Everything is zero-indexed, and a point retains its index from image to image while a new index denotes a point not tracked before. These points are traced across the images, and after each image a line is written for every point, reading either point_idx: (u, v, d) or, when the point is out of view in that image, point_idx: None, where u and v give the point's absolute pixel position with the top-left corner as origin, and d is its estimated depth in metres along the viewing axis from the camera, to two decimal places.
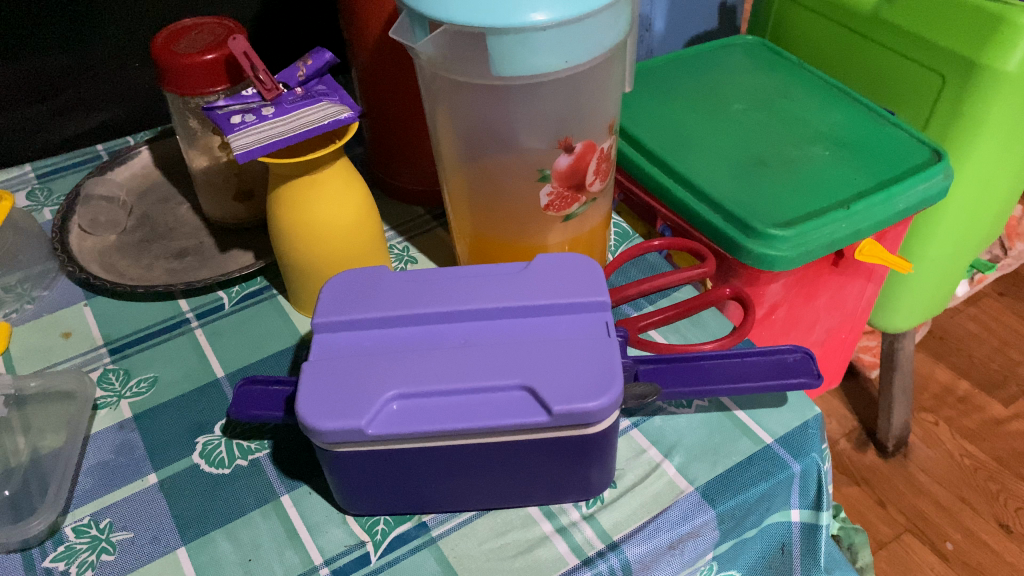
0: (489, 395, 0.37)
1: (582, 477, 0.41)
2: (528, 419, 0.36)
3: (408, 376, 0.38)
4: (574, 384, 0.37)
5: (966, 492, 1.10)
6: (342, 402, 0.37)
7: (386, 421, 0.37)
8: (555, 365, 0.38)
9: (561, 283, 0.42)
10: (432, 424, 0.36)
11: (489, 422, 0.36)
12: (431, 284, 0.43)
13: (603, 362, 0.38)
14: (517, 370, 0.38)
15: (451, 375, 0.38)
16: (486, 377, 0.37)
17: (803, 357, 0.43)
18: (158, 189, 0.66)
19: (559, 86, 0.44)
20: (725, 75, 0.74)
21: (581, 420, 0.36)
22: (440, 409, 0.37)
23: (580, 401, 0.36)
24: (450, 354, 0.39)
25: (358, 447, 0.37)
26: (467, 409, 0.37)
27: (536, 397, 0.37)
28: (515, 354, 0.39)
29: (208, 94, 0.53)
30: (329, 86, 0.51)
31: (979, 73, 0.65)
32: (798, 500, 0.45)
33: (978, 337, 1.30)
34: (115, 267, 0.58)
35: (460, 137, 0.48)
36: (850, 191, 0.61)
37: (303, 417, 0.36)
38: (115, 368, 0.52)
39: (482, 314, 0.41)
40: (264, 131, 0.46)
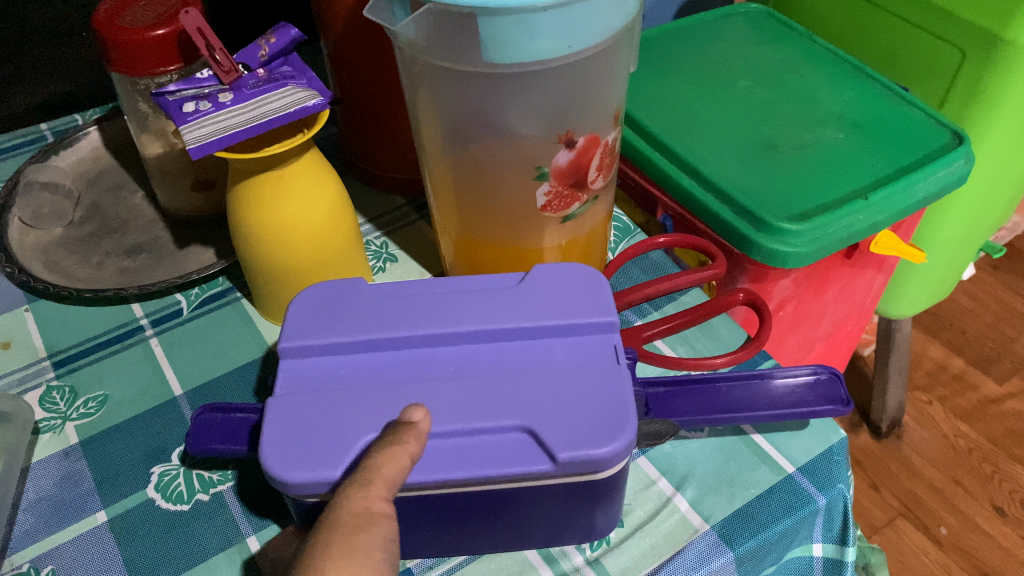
0: (484, 437, 0.32)
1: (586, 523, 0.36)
2: (529, 467, 0.31)
3: (389, 415, 0.33)
4: (581, 427, 0.32)
5: (960, 475, 1.08)
6: (313, 449, 0.32)
7: None
8: (558, 402, 0.33)
9: (561, 299, 0.37)
10: (418, 472, 0.31)
11: (484, 471, 0.31)
12: (416, 301, 0.38)
13: (613, 397, 0.33)
14: (516, 408, 0.33)
15: (438, 414, 0.33)
16: (480, 417, 0.33)
17: (830, 380, 0.39)
18: (109, 176, 0.60)
19: (559, 74, 0.39)
20: (727, 48, 0.68)
21: (589, 468, 0.31)
22: (427, 454, 0.32)
23: (589, 447, 0.31)
24: (438, 388, 0.34)
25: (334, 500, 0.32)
26: (459, 454, 0.32)
27: (536, 440, 0.32)
28: (512, 388, 0.34)
29: (158, 75, 0.47)
30: (296, 67, 0.45)
31: (1001, 49, 0.61)
32: (821, 534, 0.41)
33: (972, 313, 1.27)
34: (60, 267, 0.52)
35: (444, 127, 0.42)
36: (866, 179, 0.57)
37: (268, 465, 0.31)
38: (59, 385, 0.47)
39: (473, 337, 0.36)
40: (220, 121, 0.40)
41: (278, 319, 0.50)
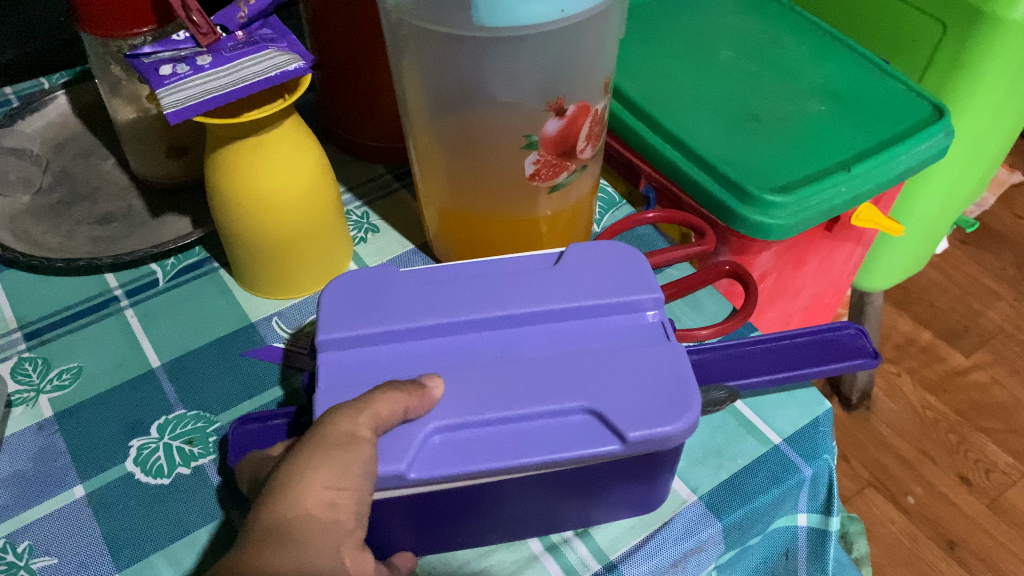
0: (543, 422, 0.32)
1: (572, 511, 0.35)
2: (600, 449, 0.31)
3: (447, 402, 0.32)
4: (643, 403, 0.32)
5: (927, 445, 1.10)
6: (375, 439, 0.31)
7: (428, 461, 0.31)
8: (619, 379, 0.33)
9: (601, 276, 0.37)
10: (479, 462, 0.30)
11: (549, 456, 0.30)
12: (453, 285, 0.37)
13: (673, 372, 0.33)
14: (578, 388, 0.32)
15: (494, 400, 0.32)
16: (541, 400, 0.32)
17: (855, 335, 0.40)
18: (79, 141, 0.58)
19: (549, 41, 0.38)
20: (710, 18, 0.67)
21: (654, 446, 0.31)
22: (489, 443, 0.31)
23: (655, 425, 0.31)
24: (484, 375, 0.33)
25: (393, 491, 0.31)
26: (521, 442, 0.31)
27: (601, 421, 0.32)
28: (551, 370, 0.33)
29: (133, 36, 0.45)
30: (276, 30, 0.44)
31: (982, 22, 0.61)
32: (806, 504, 0.41)
33: (940, 286, 1.29)
34: (29, 235, 0.50)
35: (431, 94, 0.41)
36: (849, 152, 0.57)
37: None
38: (32, 356, 0.45)
39: (515, 320, 0.36)
40: (200, 84, 0.39)
41: (283, 293, 0.49)
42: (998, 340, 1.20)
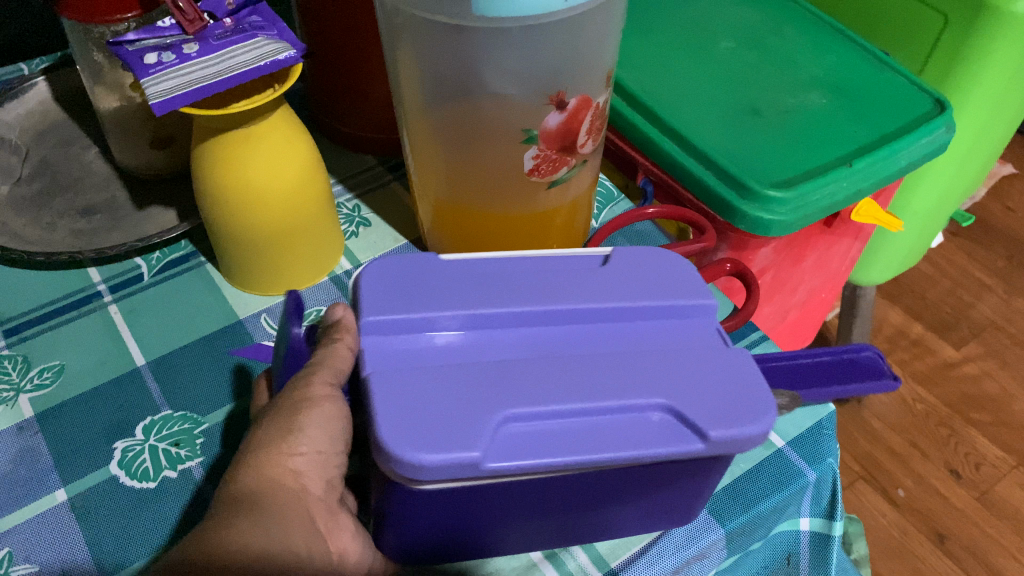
0: (619, 416, 0.29)
1: (575, 521, 0.34)
2: (680, 447, 0.29)
3: (518, 390, 0.29)
4: (723, 403, 0.30)
5: (918, 438, 1.10)
6: (444, 425, 0.28)
7: (501, 449, 0.28)
8: (693, 377, 0.31)
9: (647, 280, 0.35)
10: (555, 455, 0.28)
11: (638, 451, 0.28)
12: (502, 279, 0.34)
13: (741, 376, 0.31)
14: (654, 383, 0.30)
15: (569, 388, 0.30)
16: (619, 392, 0.30)
17: (873, 357, 0.39)
18: (60, 130, 0.56)
19: (552, 31, 0.37)
20: (709, 7, 0.66)
21: (730, 448, 0.29)
22: (563, 436, 0.29)
23: (739, 425, 0.29)
24: (548, 364, 0.31)
25: (455, 482, 0.28)
26: (599, 434, 0.29)
27: (679, 419, 0.30)
28: (618, 364, 0.31)
29: (115, 22, 0.43)
30: (266, 17, 0.42)
31: (985, 15, 0.60)
32: (809, 509, 0.40)
33: (931, 278, 1.29)
34: (8, 227, 0.48)
35: (427, 83, 0.40)
36: (850, 146, 0.56)
37: (395, 450, 0.27)
38: (11, 354, 0.44)
39: (569, 313, 0.33)
40: (187, 72, 0.38)
41: (271, 289, 0.47)
42: (988, 333, 1.21)
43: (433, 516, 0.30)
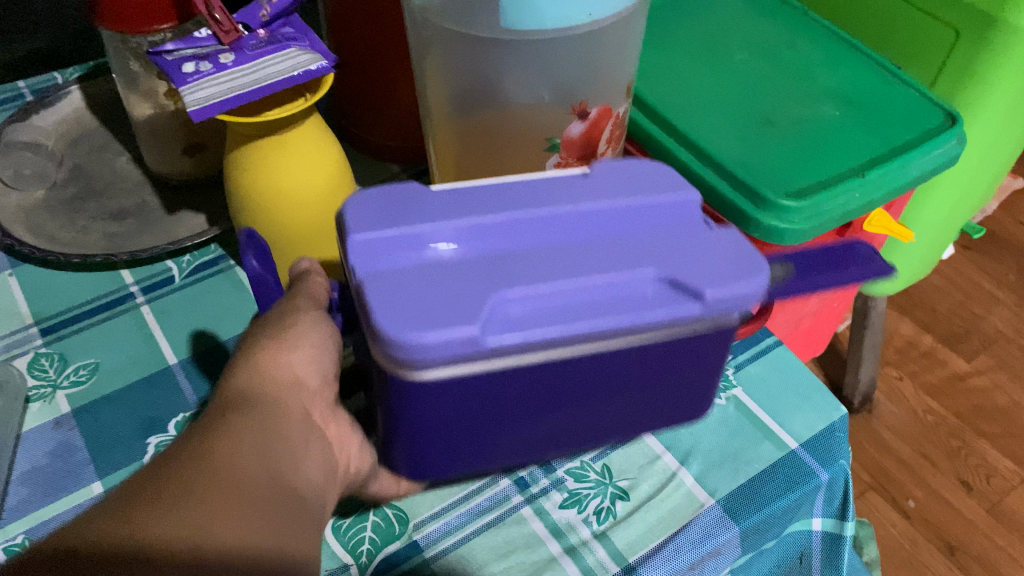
0: (618, 285, 0.28)
1: (573, 439, 0.33)
2: (677, 313, 0.28)
3: (511, 269, 0.28)
4: (710, 265, 0.29)
5: (928, 449, 1.10)
6: (440, 305, 0.26)
7: (501, 322, 0.27)
8: (690, 253, 0.29)
9: (624, 178, 0.32)
10: (558, 326, 0.27)
11: (636, 320, 0.27)
12: (469, 184, 0.31)
13: (737, 251, 0.30)
14: (648, 257, 0.29)
15: (567, 267, 0.28)
16: (615, 266, 0.28)
17: (864, 247, 0.37)
18: (92, 136, 0.58)
19: (576, 44, 0.38)
20: (724, 20, 0.68)
21: (726, 311, 0.29)
22: (565, 310, 0.27)
23: (733, 285, 0.28)
24: (538, 253, 0.29)
25: (462, 369, 0.27)
26: (599, 306, 0.28)
27: (675, 288, 0.28)
28: (608, 250, 0.29)
29: (152, 33, 0.45)
30: (299, 29, 0.44)
31: (997, 30, 0.61)
32: (822, 509, 0.41)
33: (942, 290, 1.30)
34: (44, 230, 0.50)
35: (453, 90, 0.41)
36: (863, 157, 0.57)
37: (398, 337, 0.25)
38: (48, 352, 0.45)
39: (570, 216, 0.30)
40: (224, 81, 0.39)
41: None
42: (999, 345, 1.21)
43: (436, 428, 0.29)
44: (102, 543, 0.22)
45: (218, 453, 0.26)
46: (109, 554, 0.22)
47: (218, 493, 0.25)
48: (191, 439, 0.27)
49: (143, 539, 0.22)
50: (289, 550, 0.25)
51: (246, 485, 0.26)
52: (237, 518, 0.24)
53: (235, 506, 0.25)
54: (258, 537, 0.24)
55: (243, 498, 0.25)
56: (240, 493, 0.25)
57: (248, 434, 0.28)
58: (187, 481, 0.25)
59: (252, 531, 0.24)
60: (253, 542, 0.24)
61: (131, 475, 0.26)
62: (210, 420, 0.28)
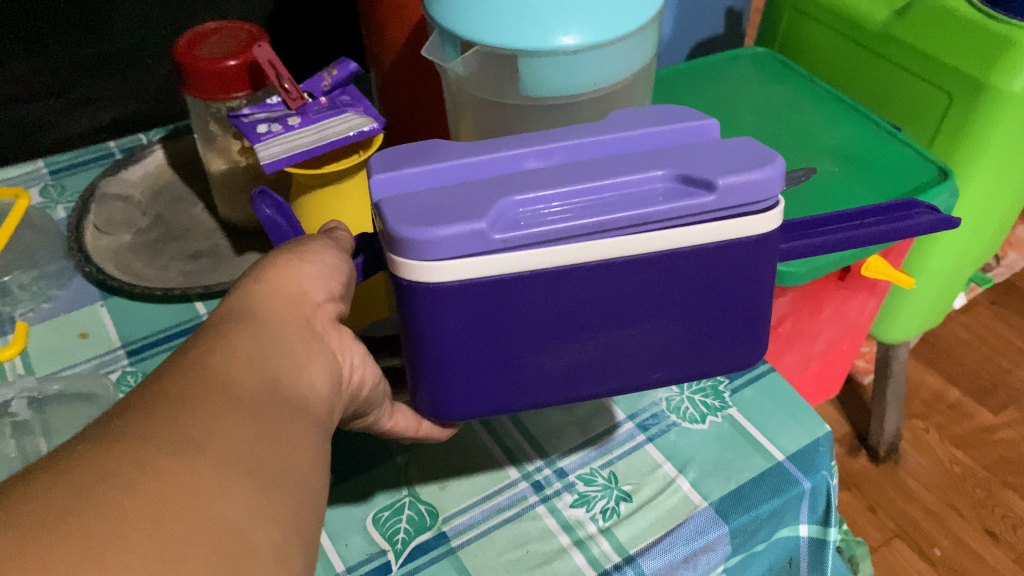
0: (632, 188, 0.32)
1: (603, 359, 0.36)
2: (690, 201, 0.32)
3: (527, 183, 0.32)
4: (725, 161, 0.33)
5: (954, 499, 1.12)
6: (453, 212, 0.31)
7: (508, 225, 0.31)
8: (703, 156, 0.33)
9: (639, 116, 0.37)
10: (567, 222, 0.31)
11: (645, 209, 0.31)
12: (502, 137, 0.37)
13: (750, 151, 0.33)
14: (653, 162, 0.33)
15: (578, 177, 0.33)
16: (628, 174, 0.32)
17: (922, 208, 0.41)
18: (172, 189, 0.66)
19: (585, 107, 0.45)
20: (735, 86, 0.75)
21: (744, 198, 0.32)
22: (573, 207, 0.32)
23: (742, 173, 0.32)
24: (552, 170, 0.34)
25: (480, 265, 0.31)
26: (607, 206, 0.32)
27: (686, 182, 0.32)
28: (620, 163, 0.34)
29: (230, 100, 0.53)
30: (354, 96, 0.52)
31: (984, 94, 0.66)
32: (807, 516, 0.46)
33: (969, 345, 1.32)
34: (131, 268, 0.59)
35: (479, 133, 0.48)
36: (858, 209, 0.62)
37: (413, 235, 0.30)
38: (133, 371, 0.52)
39: (581, 150, 0.35)
40: (291, 141, 0.47)
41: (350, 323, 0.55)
42: None
43: (461, 330, 0.33)
44: (97, 447, 0.23)
45: (212, 364, 0.27)
46: (106, 454, 0.23)
47: (210, 404, 0.26)
48: (187, 352, 0.28)
49: (138, 441, 0.23)
50: (284, 456, 0.26)
51: (241, 394, 0.27)
52: (232, 420, 0.25)
53: (228, 414, 0.26)
54: (254, 437, 0.26)
55: (237, 405, 0.26)
56: (235, 399, 0.26)
57: (246, 347, 0.29)
58: (182, 391, 0.26)
59: (247, 432, 0.25)
60: (250, 443, 0.25)
61: (120, 400, 0.26)
62: (212, 332, 0.29)
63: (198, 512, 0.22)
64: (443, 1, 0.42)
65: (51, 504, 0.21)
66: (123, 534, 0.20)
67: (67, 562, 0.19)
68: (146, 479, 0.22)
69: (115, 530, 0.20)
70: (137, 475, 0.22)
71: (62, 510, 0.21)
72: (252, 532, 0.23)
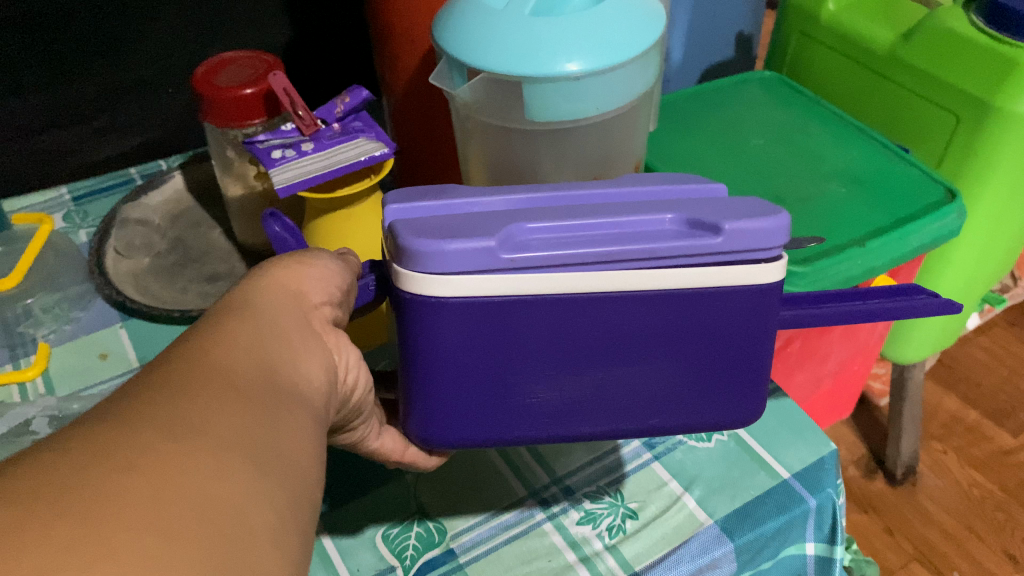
0: (641, 222, 0.33)
1: (599, 396, 0.36)
2: (698, 241, 0.32)
3: (537, 215, 0.34)
4: (735, 210, 0.33)
5: (974, 522, 1.11)
6: (464, 231, 0.32)
7: (518, 248, 0.32)
8: (715, 204, 0.34)
9: (653, 176, 0.38)
10: (576, 249, 0.32)
11: (652, 245, 0.32)
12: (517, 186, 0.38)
13: (761, 205, 0.34)
14: (665, 206, 0.34)
15: (588, 211, 0.34)
16: (639, 214, 0.33)
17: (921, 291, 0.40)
18: (190, 214, 0.68)
19: (589, 131, 0.46)
20: (743, 109, 0.76)
21: (753, 245, 0.33)
22: (582, 237, 0.33)
23: (752, 221, 0.32)
24: (563, 206, 0.35)
25: (482, 283, 0.32)
26: (615, 238, 0.33)
27: (694, 226, 0.33)
28: (630, 206, 0.34)
29: (246, 126, 0.54)
30: (365, 122, 0.53)
31: (990, 115, 0.66)
32: (813, 534, 0.46)
33: (987, 367, 1.31)
34: (149, 290, 0.60)
35: (488, 162, 0.49)
36: (863, 229, 0.63)
37: (425, 246, 0.31)
38: None
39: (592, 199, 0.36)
40: (304, 166, 0.48)
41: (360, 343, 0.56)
42: None
43: (463, 351, 0.34)
44: (95, 430, 0.23)
45: (211, 354, 0.28)
46: (105, 434, 0.23)
47: (209, 390, 0.26)
48: (187, 342, 0.29)
49: (137, 423, 0.24)
50: (281, 442, 0.26)
51: (241, 384, 0.27)
52: (229, 406, 0.26)
53: (227, 400, 0.26)
54: (251, 424, 0.26)
55: (237, 395, 0.27)
56: (233, 387, 0.27)
57: (245, 337, 0.30)
58: (181, 378, 0.26)
59: (244, 420, 0.26)
60: (246, 428, 0.26)
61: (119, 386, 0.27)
62: (210, 324, 0.30)
63: (196, 491, 0.22)
64: (451, 31, 0.44)
65: (51, 479, 0.21)
66: (122, 510, 0.21)
67: (65, 537, 0.20)
68: (145, 459, 0.22)
69: (112, 504, 0.21)
70: (136, 454, 0.22)
71: (61, 487, 0.21)
72: (247, 516, 0.23)
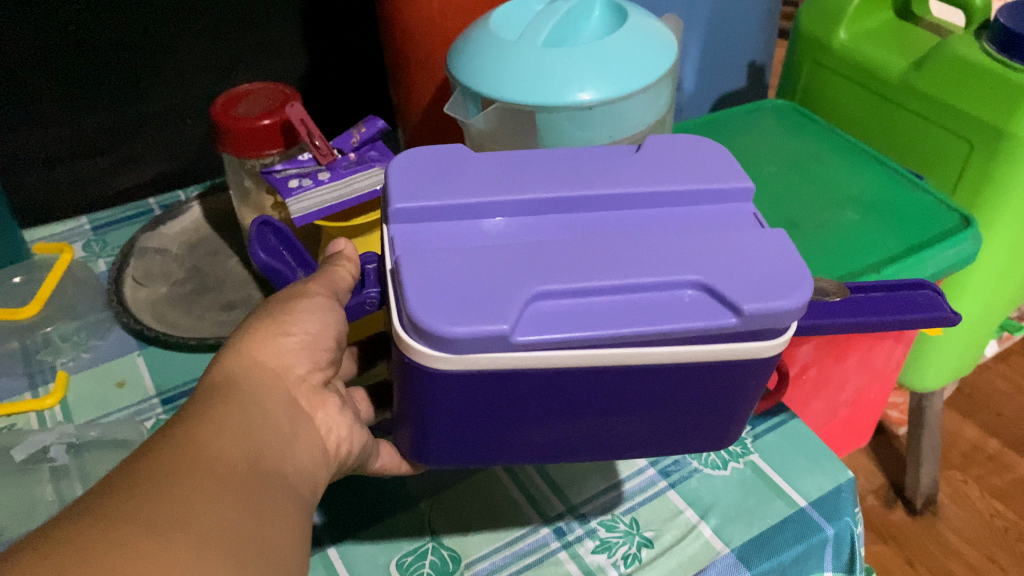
0: (655, 294, 0.32)
1: (607, 429, 0.36)
2: (714, 321, 0.31)
3: (548, 270, 0.32)
4: (756, 282, 0.32)
5: (997, 553, 1.09)
6: (474, 301, 0.31)
7: (531, 323, 0.31)
8: (738, 264, 0.33)
9: (666, 169, 0.38)
10: (589, 329, 0.31)
11: (666, 327, 0.31)
12: (530, 167, 0.38)
13: (781, 254, 0.34)
14: (686, 265, 0.33)
15: (603, 271, 0.32)
16: (659, 272, 0.32)
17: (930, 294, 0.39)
18: (207, 243, 0.69)
19: None
20: (755, 137, 0.77)
21: (767, 326, 0.31)
22: (595, 313, 0.31)
23: (773, 301, 0.31)
24: (575, 248, 0.34)
25: (487, 364, 0.31)
26: (632, 310, 0.32)
27: (711, 295, 0.32)
28: (648, 253, 0.33)
29: (264, 156, 0.55)
30: (382, 152, 0.54)
31: (1003, 141, 0.66)
32: (832, 563, 0.46)
33: (1008, 395, 1.30)
34: (166, 318, 0.61)
35: None
36: (878, 256, 0.63)
37: (434, 329, 0.30)
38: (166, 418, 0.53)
39: (604, 222, 0.36)
40: (321, 196, 0.49)
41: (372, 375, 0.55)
42: None
43: (465, 404, 0.33)
44: (85, 518, 0.25)
45: (200, 439, 0.30)
46: (91, 532, 0.25)
47: (198, 479, 0.28)
48: (180, 425, 0.31)
49: (123, 515, 0.26)
50: (267, 534, 0.28)
51: (229, 475, 0.29)
52: (216, 496, 0.28)
53: (215, 491, 0.28)
54: (238, 517, 0.28)
55: (227, 486, 0.29)
56: (220, 476, 0.29)
57: (233, 423, 0.32)
58: (173, 465, 0.28)
59: (228, 509, 0.28)
60: (228, 519, 0.27)
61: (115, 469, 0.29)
62: (203, 405, 0.32)
63: None
64: (466, 61, 0.44)
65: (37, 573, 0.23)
66: None
67: None
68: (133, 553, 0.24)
69: None
70: (121, 546, 0.24)
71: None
72: None
